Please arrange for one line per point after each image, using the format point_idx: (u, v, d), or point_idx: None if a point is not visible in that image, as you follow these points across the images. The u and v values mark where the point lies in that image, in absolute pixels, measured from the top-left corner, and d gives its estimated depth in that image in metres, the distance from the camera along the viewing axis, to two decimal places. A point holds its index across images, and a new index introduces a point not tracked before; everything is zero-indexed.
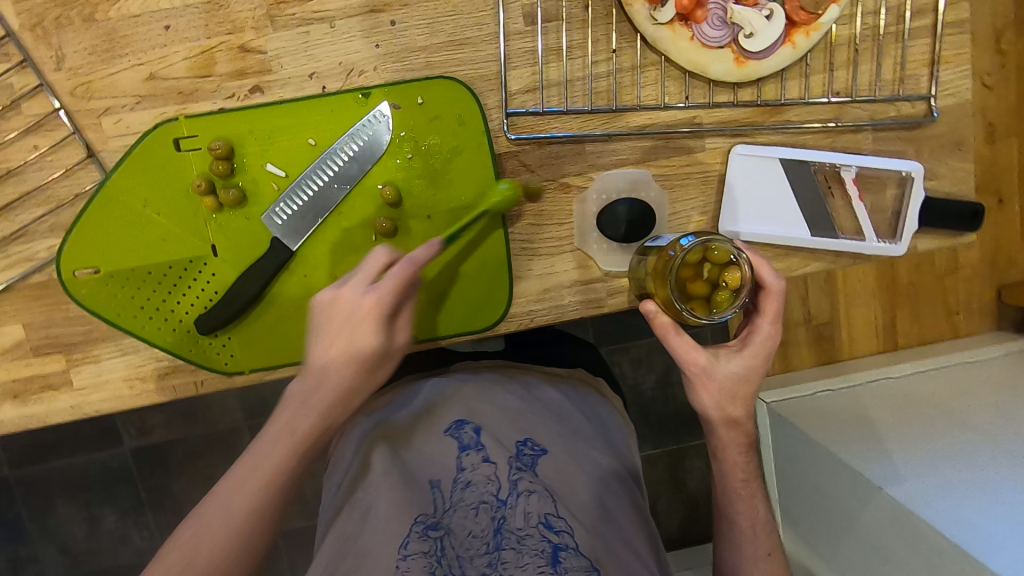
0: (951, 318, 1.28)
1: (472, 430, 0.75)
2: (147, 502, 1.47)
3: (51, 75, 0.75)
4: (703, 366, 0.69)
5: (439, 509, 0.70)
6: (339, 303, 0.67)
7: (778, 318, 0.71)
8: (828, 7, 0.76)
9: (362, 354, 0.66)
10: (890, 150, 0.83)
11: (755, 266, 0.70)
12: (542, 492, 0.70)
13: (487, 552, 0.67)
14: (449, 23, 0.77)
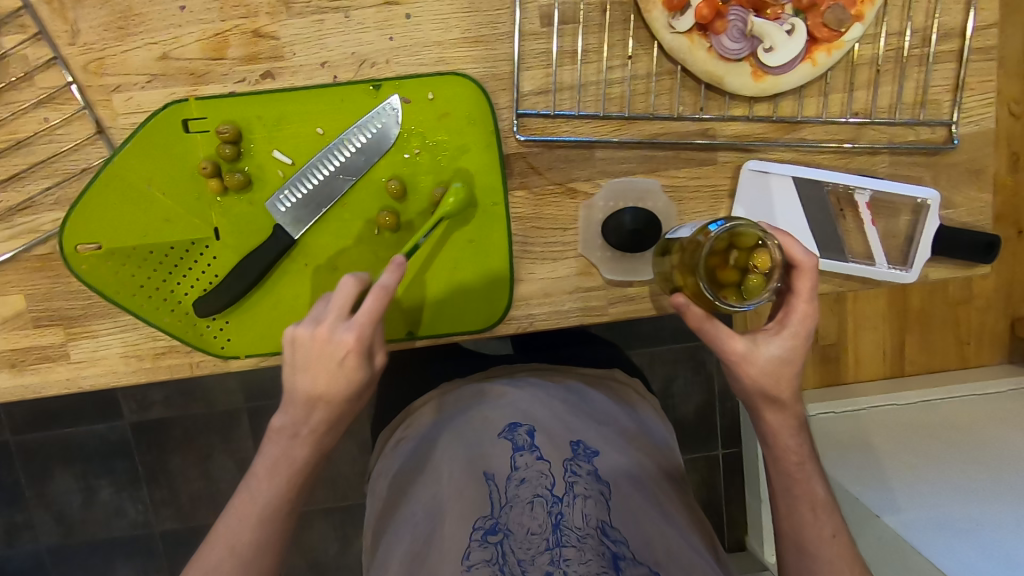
0: (961, 348, 1.48)
1: (526, 432, 0.75)
2: (142, 477, 1.48)
3: (65, 49, 0.75)
4: (743, 352, 0.65)
5: (496, 504, 0.69)
6: (306, 343, 0.60)
7: (816, 294, 0.66)
8: (851, 25, 0.74)
9: (337, 384, 0.60)
10: (906, 175, 0.81)
11: (785, 243, 0.65)
12: (598, 496, 0.69)
13: (548, 547, 0.65)
14: (464, 19, 0.76)
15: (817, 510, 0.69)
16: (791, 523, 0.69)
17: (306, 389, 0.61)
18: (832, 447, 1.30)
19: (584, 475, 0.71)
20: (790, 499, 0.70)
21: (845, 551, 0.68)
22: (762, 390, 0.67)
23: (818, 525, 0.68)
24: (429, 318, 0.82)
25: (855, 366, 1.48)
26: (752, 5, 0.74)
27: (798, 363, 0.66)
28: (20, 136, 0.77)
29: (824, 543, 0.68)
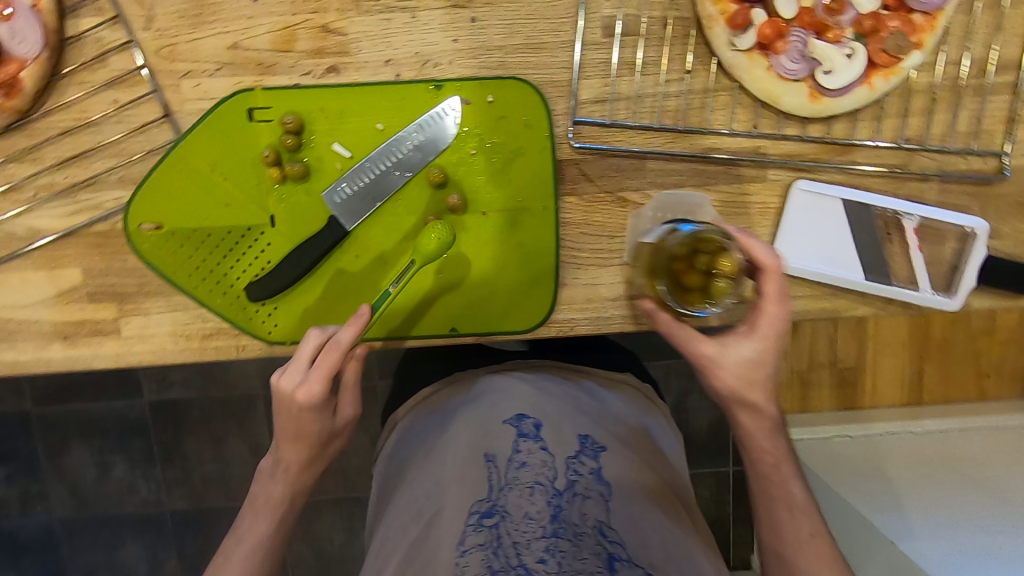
0: (981, 380, 1.47)
1: (531, 423, 0.76)
2: (157, 456, 1.50)
3: (140, 34, 0.78)
4: (712, 354, 0.72)
5: (496, 487, 0.70)
6: (280, 389, 0.72)
7: (784, 295, 0.72)
8: (911, 52, 0.75)
9: (302, 426, 0.73)
10: (955, 204, 0.81)
11: (748, 246, 0.71)
12: (598, 497, 0.70)
13: (545, 536, 0.65)
14: (528, 26, 0.78)
15: (798, 514, 0.74)
16: (772, 521, 0.75)
17: (281, 429, 0.74)
18: (830, 467, 1.32)
19: (585, 475, 0.72)
20: (768, 499, 0.75)
21: (821, 551, 0.73)
22: (737, 393, 0.73)
23: (797, 523, 0.73)
24: (473, 316, 0.83)
25: (871, 394, 1.48)
26: (814, 27, 0.74)
27: (767, 366, 0.72)
28: (90, 115, 0.79)
29: (802, 541, 0.73)
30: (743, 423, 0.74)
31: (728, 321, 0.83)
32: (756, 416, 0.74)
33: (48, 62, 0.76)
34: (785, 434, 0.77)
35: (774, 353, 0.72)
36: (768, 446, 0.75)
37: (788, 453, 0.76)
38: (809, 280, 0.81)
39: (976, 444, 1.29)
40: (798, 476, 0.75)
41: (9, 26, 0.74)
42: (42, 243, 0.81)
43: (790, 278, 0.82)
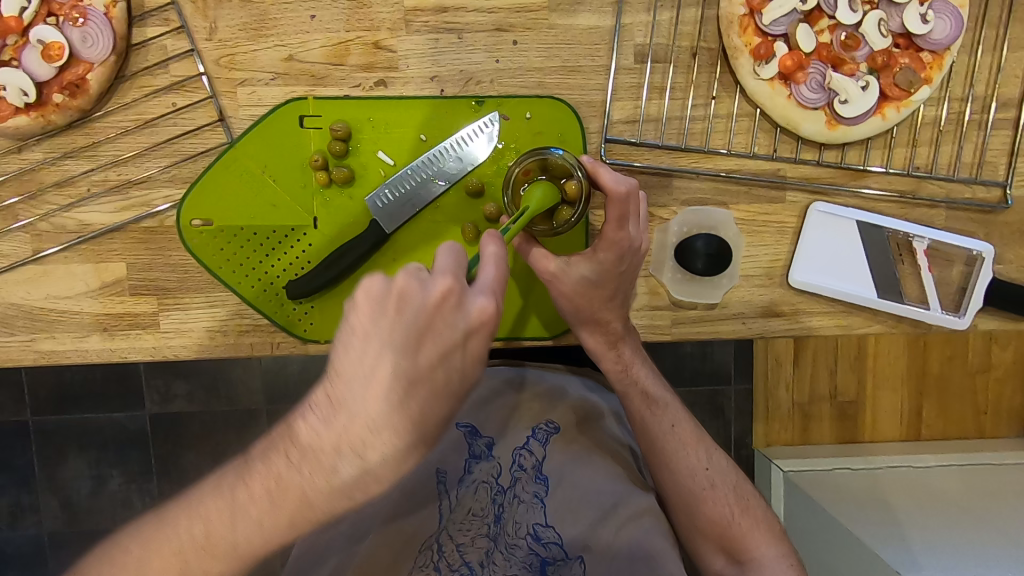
0: (979, 416, 1.51)
1: (483, 442, 0.89)
2: (155, 470, 1.47)
3: (201, 44, 0.83)
4: (553, 274, 0.77)
5: (446, 512, 0.87)
6: (390, 315, 0.50)
7: (628, 219, 0.72)
8: (920, 87, 0.81)
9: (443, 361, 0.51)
10: (961, 229, 0.86)
11: (593, 171, 0.71)
12: (531, 504, 0.86)
13: (487, 536, 0.86)
14: (565, 50, 0.84)
15: (689, 448, 0.85)
16: (678, 464, 0.84)
17: (385, 384, 0.50)
18: (821, 492, 1.34)
19: (528, 469, 0.88)
20: (670, 456, 0.84)
21: (715, 477, 0.85)
22: (580, 309, 0.79)
23: (692, 461, 0.84)
24: (503, 320, 0.87)
25: (872, 424, 1.51)
26: (831, 61, 0.81)
27: (608, 285, 0.77)
28: (147, 117, 0.84)
29: (697, 476, 0.84)
30: (607, 366, 0.84)
31: (747, 333, 0.86)
32: (597, 334, 0.81)
33: (113, 66, 0.80)
34: (662, 378, 0.88)
35: (616, 276, 0.76)
36: (657, 393, 0.86)
37: (669, 396, 0.87)
38: (824, 297, 0.85)
39: (963, 481, 1.31)
40: (680, 416, 0.86)
41: (82, 30, 0.78)
42: (90, 237, 0.84)
43: (806, 294, 0.86)
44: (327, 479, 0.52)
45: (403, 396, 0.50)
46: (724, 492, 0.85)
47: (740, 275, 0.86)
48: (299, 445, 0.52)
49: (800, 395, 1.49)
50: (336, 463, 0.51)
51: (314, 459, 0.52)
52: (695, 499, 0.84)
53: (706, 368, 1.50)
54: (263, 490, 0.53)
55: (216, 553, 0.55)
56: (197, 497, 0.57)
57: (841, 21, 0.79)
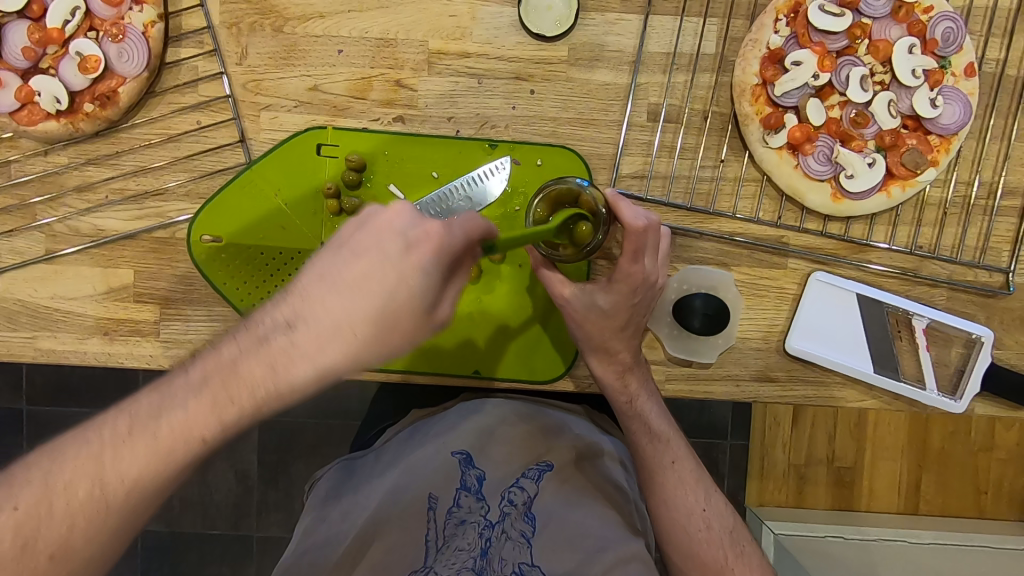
0: (977, 497, 1.47)
1: (475, 474, 0.85)
2: None
3: (231, 67, 0.86)
4: (569, 300, 0.78)
5: (433, 548, 0.81)
6: (382, 252, 0.53)
7: (642, 253, 0.73)
8: (927, 168, 0.82)
9: (380, 309, 0.52)
10: (962, 311, 0.86)
11: (615, 204, 0.72)
12: (518, 541, 0.81)
13: (473, 570, 0.78)
14: (581, 103, 0.86)
15: (687, 486, 0.83)
16: (675, 501, 0.82)
17: (347, 298, 0.51)
18: (813, 560, 1.30)
19: (519, 505, 0.83)
20: (665, 495, 0.82)
21: (714, 520, 0.82)
22: (589, 338, 0.79)
23: (689, 500, 0.82)
24: (496, 360, 0.87)
25: (867, 494, 1.47)
26: (839, 136, 0.82)
27: (619, 316, 0.77)
28: (172, 132, 0.87)
29: (694, 516, 0.82)
30: (612, 397, 0.82)
31: (740, 396, 0.86)
32: (605, 364, 0.80)
33: (145, 82, 0.83)
34: (669, 414, 0.86)
35: (628, 308, 0.77)
36: (660, 428, 0.83)
37: (672, 432, 0.85)
38: (820, 367, 0.85)
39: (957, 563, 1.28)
40: (682, 454, 0.84)
41: (119, 46, 0.82)
42: (103, 242, 0.86)
43: (803, 361, 0.86)
44: (276, 355, 0.50)
45: (377, 328, 0.52)
46: (720, 535, 0.82)
47: (737, 336, 0.86)
48: (220, 364, 0.52)
49: (794, 458, 1.47)
50: (252, 387, 0.50)
51: (230, 371, 0.51)
52: (690, 540, 0.81)
53: (702, 422, 1.49)
54: (180, 426, 0.51)
55: (144, 444, 0.51)
56: (93, 432, 0.52)
57: (851, 99, 0.81)
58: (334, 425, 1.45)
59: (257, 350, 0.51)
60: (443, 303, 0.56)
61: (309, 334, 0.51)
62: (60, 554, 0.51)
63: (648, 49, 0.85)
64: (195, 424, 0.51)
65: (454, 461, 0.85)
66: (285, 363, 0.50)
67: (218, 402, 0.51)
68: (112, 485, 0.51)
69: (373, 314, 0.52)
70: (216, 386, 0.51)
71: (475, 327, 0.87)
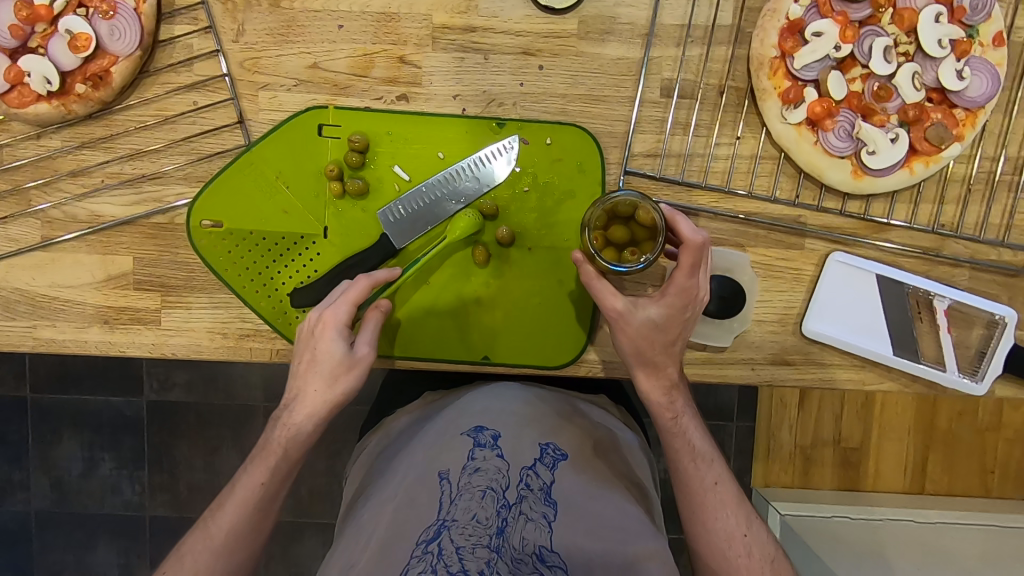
0: (986, 477, 1.47)
1: (490, 434, 0.76)
2: (149, 458, 1.46)
3: (227, 44, 0.83)
4: (622, 312, 0.73)
5: (445, 503, 0.69)
6: (309, 344, 0.73)
7: (699, 268, 0.72)
8: (951, 144, 0.79)
9: (332, 365, 0.72)
10: (984, 291, 0.84)
11: (672, 218, 0.72)
12: (540, 522, 0.69)
13: (489, 548, 0.65)
14: (591, 78, 0.83)
15: (729, 509, 0.76)
16: (713, 522, 0.76)
17: (319, 364, 0.72)
18: (824, 543, 1.30)
19: (535, 489, 0.72)
20: (704, 517, 0.76)
21: (754, 546, 0.75)
22: (640, 353, 0.74)
23: (730, 524, 0.76)
24: (507, 346, 0.85)
25: (876, 476, 1.47)
26: (861, 110, 0.79)
27: (672, 330, 0.73)
28: (167, 113, 0.84)
29: (733, 541, 0.75)
30: (656, 412, 0.77)
31: (756, 380, 0.84)
32: (653, 379, 0.75)
33: (139, 61, 0.80)
34: (710, 433, 0.80)
35: (680, 322, 0.73)
36: (703, 445, 0.78)
37: (714, 450, 0.79)
38: (839, 349, 0.83)
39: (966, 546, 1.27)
40: (724, 475, 0.78)
41: (110, 24, 0.78)
42: (100, 228, 0.84)
43: (820, 344, 0.83)
44: (274, 421, 0.75)
45: (308, 377, 0.72)
46: (761, 565, 0.74)
47: (753, 319, 0.83)
48: (272, 432, 0.75)
49: (803, 439, 1.46)
50: (282, 439, 0.74)
51: (270, 432, 0.74)
52: (727, 565, 0.75)
53: (709, 405, 1.48)
54: (252, 471, 0.74)
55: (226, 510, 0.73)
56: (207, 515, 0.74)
57: (874, 71, 0.78)
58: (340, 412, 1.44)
59: (283, 425, 0.74)
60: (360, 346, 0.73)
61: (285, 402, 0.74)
62: None
63: (660, 21, 0.82)
64: (253, 477, 0.73)
65: (464, 438, 0.76)
66: (306, 419, 0.73)
67: (269, 450, 0.74)
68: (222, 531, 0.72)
69: (304, 372, 0.73)
70: (265, 450, 0.74)
71: (485, 313, 0.85)
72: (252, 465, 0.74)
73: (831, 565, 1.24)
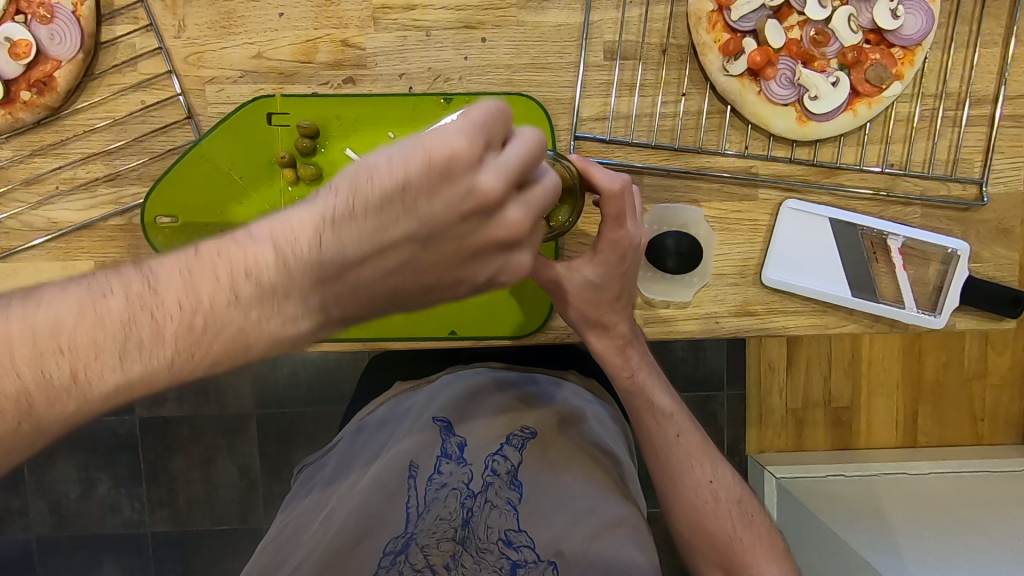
0: (971, 422, 1.48)
1: (457, 441, 0.77)
2: (143, 474, 1.46)
3: (170, 41, 0.83)
4: (557, 278, 0.73)
5: (413, 513, 0.72)
6: (413, 165, 0.41)
7: (625, 216, 0.68)
8: (891, 83, 0.80)
9: (466, 229, 0.45)
10: (937, 228, 0.85)
11: (585, 169, 0.67)
12: (504, 508, 0.73)
13: (454, 540, 0.70)
14: (534, 47, 0.83)
15: (695, 459, 0.80)
16: (681, 473, 0.80)
17: (442, 249, 0.45)
18: (815, 499, 1.32)
19: (502, 474, 0.75)
20: (672, 469, 0.80)
21: (721, 490, 0.79)
22: (585, 316, 0.74)
23: (696, 474, 0.79)
24: (473, 320, 0.86)
25: (864, 430, 1.48)
26: (801, 57, 0.80)
27: (613, 286, 0.73)
28: (116, 114, 0.84)
29: (700, 488, 0.79)
30: (613, 371, 0.78)
31: (721, 333, 0.85)
32: (606, 339, 0.76)
33: (82, 64, 0.80)
34: (671, 388, 0.83)
35: (620, 276, 0.72)
36: (664, 402, 0.80)
37: (676, 405, 0.81)
38: (799, 295, 0.84)
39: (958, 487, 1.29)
40: (687, 427, 0.81)
41: (49, 28, 0.78)
42: (59, 235, 0.84)
43: (781, 292, 0.84)
44: (272, 260, 0.41)
45: (379, 247, 0.42)
46: (728, 506, 0.79)
47: (712, 273, 0.85)
48: (243, 269, 0.42)
49: (791, 402, 1.47)
50: (294, 296, 0.43)
51: (274, 301, 0.42)
52: (697, 513, 0.79)
53: (697, 374, 1.48)
54: (180, 326, 0.42)
55: (87, 395, 0.43)
56: (99, 289, 0.43)
57: (810, 17, 0.79)
58: (330, 411, 1.45)
59: (341, 279, 0.43)
60: (510, 204, 0.46)
61: (301, 247, 0.41)
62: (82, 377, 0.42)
63: None
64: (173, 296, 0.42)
65: (434, 428, 0.78)
66: (352, 316, 0.46)
67: (248, 328, 0.43)
68: (98, 373, 0.42)
69: (388, 214, 0.41)
70: (226, 321, 0.42)
71: None
72: (181, 310, 0.42)
73: (820, 518, 1.25)
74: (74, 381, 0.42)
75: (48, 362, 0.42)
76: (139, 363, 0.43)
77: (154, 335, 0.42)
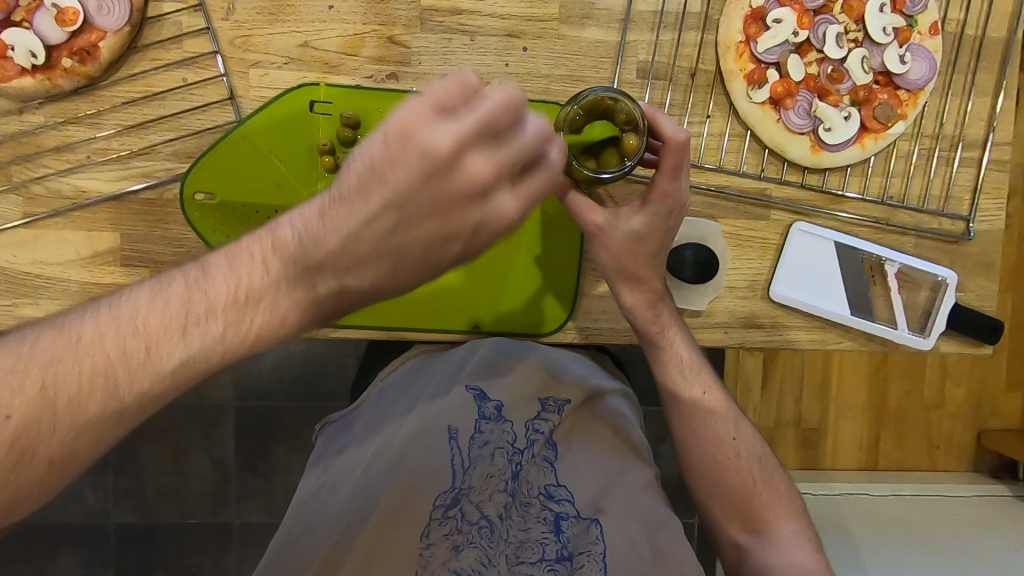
0: (930, 449, 1.57)
1: (493, 404, 0.81)
2: (111, 463, 1.42)
3: (217, 23, 0.84)
4: (601, 226, 0.75)
5: (459, 471, 0.76)
6: (385, 152, 0.45)
7: (682, 170, 0.70)
8: (896, 121, 0.87)
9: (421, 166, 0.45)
10: (928, 257, 0.92)
11: (652, 118, 0.69)
12: (544, 465, 0.79)
13: (504, 492, 0.76)
14: (572, 60, 0.88)
15: (718, 415, 0.84)
16: (707, 429, 0.84)
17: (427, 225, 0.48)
18: None
19: (544, 433, 0.80)
20: (694, 426, 0.84)
21: (743, 447, 0.84)
22: (622, 267, 0.77)
23: (720, 430, 0.84)
24: (495, 314, 0.86)
25: (830, 451, 1.56)
26: (817, 91, 0.87)
27: (653, 241, 0.75)
28: (156, 89, 0.84)
29: (723, 445, 0.84)
30: (643, 326, 0.80)
31: (729, 342, 0.90)
32: (637, 293, 0.78)
33: (127, 37, 0.81)
34: (697, 344, 0.86)
35: (662, 231, 0.75)
36: (692, 358, 0.84)
37: (703, 362, 0.85)
38: (802, 311, 0.90)
39: (917, 510, 1.34)
40: (711, 384, 0.85)
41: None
42: (85, 205, 0.84)
43: (786, 307, 0.90)
44: (294, 239, 0.49)
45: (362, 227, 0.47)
46: (748, 463, 0.83)
47: (725, 285, 0.90)
48: (283, 249, 0.49)
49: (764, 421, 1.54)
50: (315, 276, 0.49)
51: (301, 272, 0.49)
52: (719, 468, 0.83)
53: None
54: (226, 301, 0.49)
55: (159, 368, 0.48)
56: (164, 279, 0.50)
57: (829, 55, 0.86)
58: (314, 408, 1.44)
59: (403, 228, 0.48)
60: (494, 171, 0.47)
61: (319, 221, 0.48)
62: (155, 347, 0.48)
63: (636, 7, 0.88)
64: (218, 274, 0.49)
65: (470, 395, 0.81)
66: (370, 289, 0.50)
67: (281, 300, 0.50)
68: (169, 344, 0.48)
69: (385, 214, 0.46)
70: (260, 295, 0.49)
71: (475, 282, 0.85)
72: (229, 285, 0.49)
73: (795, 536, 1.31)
74: (148, 355, 0.48)
75: (121, 344, 0.48)
76: (202, 333, 0.49)
77: (203, 313, 0.49)
